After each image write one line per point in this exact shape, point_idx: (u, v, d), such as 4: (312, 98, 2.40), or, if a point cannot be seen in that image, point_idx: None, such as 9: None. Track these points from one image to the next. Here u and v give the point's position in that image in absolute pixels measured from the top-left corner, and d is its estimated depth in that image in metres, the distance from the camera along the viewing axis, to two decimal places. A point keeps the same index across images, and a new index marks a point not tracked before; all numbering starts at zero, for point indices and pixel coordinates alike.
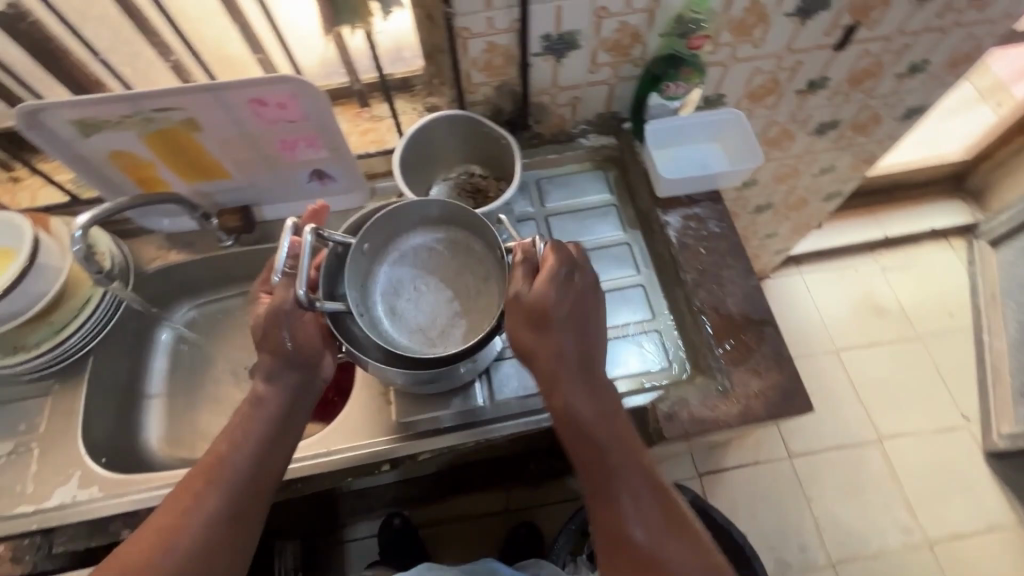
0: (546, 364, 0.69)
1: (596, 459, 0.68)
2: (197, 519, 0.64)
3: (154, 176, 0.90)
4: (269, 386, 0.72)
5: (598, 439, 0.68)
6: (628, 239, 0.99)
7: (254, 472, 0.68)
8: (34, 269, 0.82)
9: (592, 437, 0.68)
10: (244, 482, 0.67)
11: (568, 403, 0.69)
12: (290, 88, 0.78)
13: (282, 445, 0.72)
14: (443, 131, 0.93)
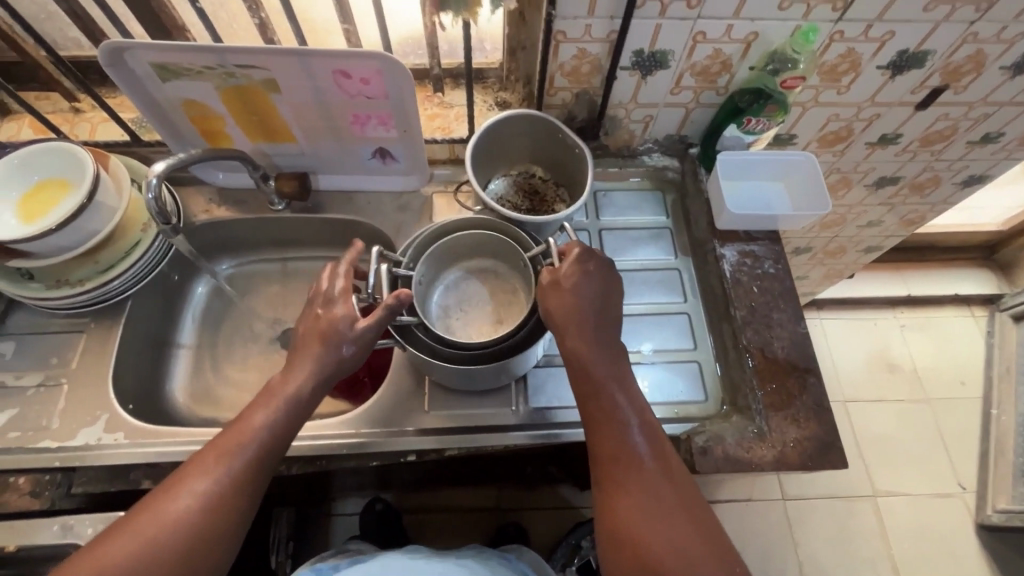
0: (573, 329, 0.71)
1: (610, 441, 0.67)
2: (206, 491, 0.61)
3: (219, 129, 0.89)
4: (296, 374, 0.69)
5: (616, 420, 0.68)
6: (679, 265, 0.98)
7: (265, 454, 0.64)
8: (92, 207, 0.81)
9: (610, 410, 0.68)
10: (258, 455, 0.64)
11: (588, 376, 0.70)
12: (376, 64, 0.77)
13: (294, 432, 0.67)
14: (519, 130, 0.91)
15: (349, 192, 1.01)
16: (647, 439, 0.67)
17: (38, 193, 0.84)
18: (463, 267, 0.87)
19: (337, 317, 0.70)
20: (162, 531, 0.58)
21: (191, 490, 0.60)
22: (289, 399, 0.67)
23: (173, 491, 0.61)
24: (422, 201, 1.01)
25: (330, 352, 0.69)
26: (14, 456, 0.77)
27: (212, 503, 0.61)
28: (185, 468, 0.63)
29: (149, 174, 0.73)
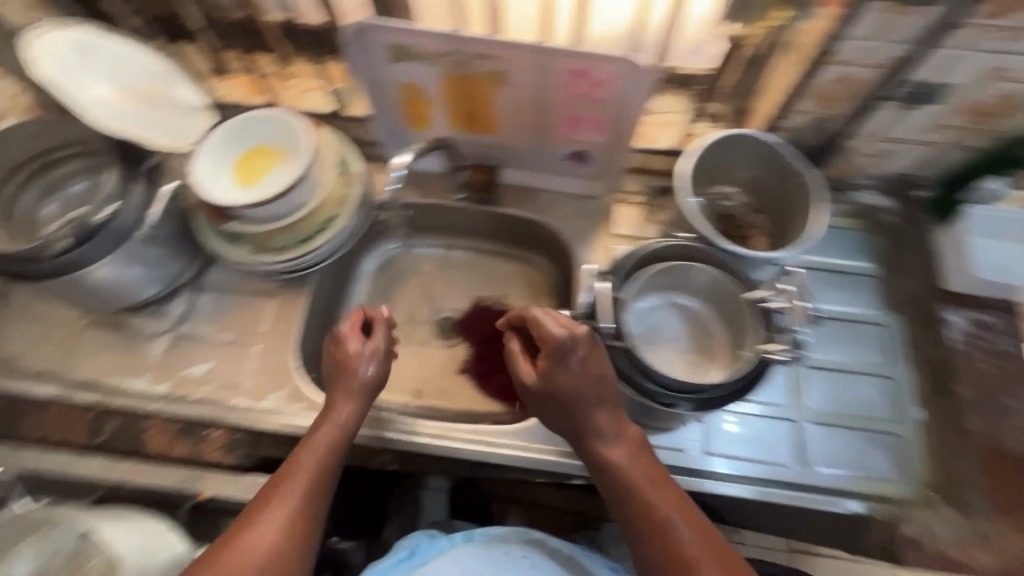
0: (575, 410, 0.66)
1: (671, 549, 0.60)
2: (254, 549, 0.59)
3: (425, 115, 0.87)
4: (331, 419, 0.70)
5: (667, 534, 0.60)
6: (885, 322, 0.88)
7: (311, 500, 0.64)
8: (303, 180, 0.82)
9: (654, 512, 0.62)
10: (303, 496, 0.64)
11: (627, 485, 0.64)
12: (619, 67, 0.72)
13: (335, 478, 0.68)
14: (749, 149, 0.83)
15: (531, 189, 0.97)
16: (708, 549, 0.59)
17: (248, 161, 0.85)
18: (672, 295, 0.80)
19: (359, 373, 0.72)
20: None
21: (270, 523, 0.61)
22: (330, 451, 0.68)
23: (245, 529, 0.61)
24: (605, 209, 0.95)
25: (366, 382, 0.72)
26: (210, 408, 0.81)
27: (287, 538, 0.61)
28: (250, 509, 0.63)
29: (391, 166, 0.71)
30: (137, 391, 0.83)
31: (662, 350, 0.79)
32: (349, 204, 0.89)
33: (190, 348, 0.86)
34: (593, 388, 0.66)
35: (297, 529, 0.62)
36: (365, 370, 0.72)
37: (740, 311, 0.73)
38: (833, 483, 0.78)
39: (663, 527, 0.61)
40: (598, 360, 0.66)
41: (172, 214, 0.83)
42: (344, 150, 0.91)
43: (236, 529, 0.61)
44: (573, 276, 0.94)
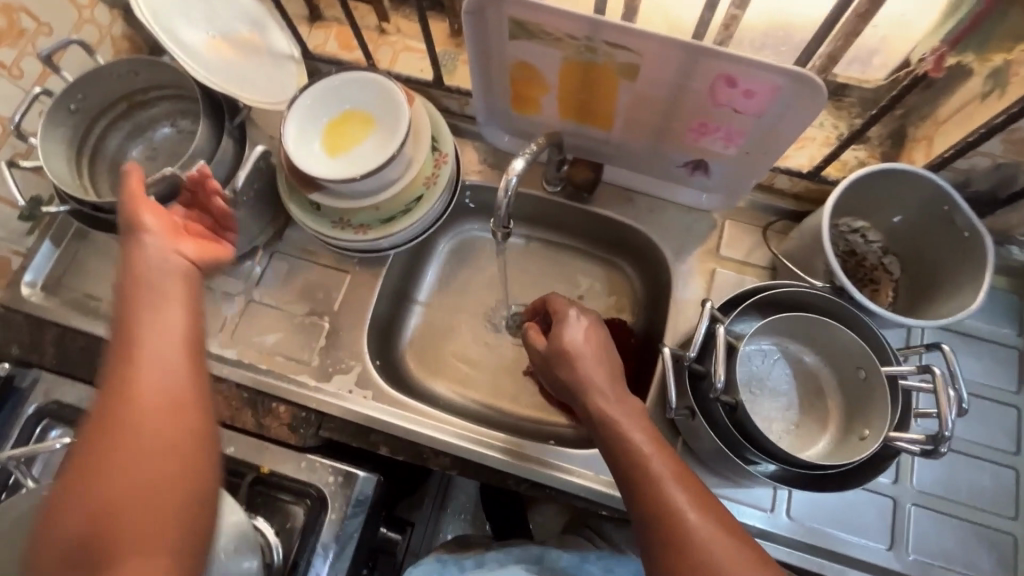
0: (576, 372, 0.65)
1: (669, 515, 0.55)
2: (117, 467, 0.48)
3: (533, 97, 0.78)
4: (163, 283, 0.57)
5: (666, 494, 0.56)
6: (1020, 403, 0.77)
7: (164, 394, 0.52)
8: (396, 157, 0.76)
9: (655, 475, 0.57)
10: (151, 392, 0.51)
11: (624, 438, 0.60)
12: (779, 81, 0.60)
13: (196, 368, 0.54)
14: (904, 187, 0.71)
15: (631, 191, 0.87)
16: (706, 506, 0.56)
17: (340, 126, 0.79)
18: (781, 342, 0.73)
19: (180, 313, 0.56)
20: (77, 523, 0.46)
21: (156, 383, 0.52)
22: (164, 330, 0.54)
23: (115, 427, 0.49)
24: (712, 225, 0.85)
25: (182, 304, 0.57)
26: (278, 381, 0.80)
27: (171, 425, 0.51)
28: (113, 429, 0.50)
29: (506, 171, 0.63)
30: (209, 352, 0.82)
31: (761, 400, 0.72)
32: (438, 186, 0.83)
33: (261, 315, 0.84)
34: (585, 351, 0.66)
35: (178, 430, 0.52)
36: (148, 227, 0.59)
37: (865, 383, 0.66)
38: (929, 574, 0.70)
39: (662, 491, 0.56)
40: (594, 338, 0.68)
41: (257, 177, 0.79)
42: (438, 127, 0.84)
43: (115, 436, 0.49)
44: (664, 295, 0.86)
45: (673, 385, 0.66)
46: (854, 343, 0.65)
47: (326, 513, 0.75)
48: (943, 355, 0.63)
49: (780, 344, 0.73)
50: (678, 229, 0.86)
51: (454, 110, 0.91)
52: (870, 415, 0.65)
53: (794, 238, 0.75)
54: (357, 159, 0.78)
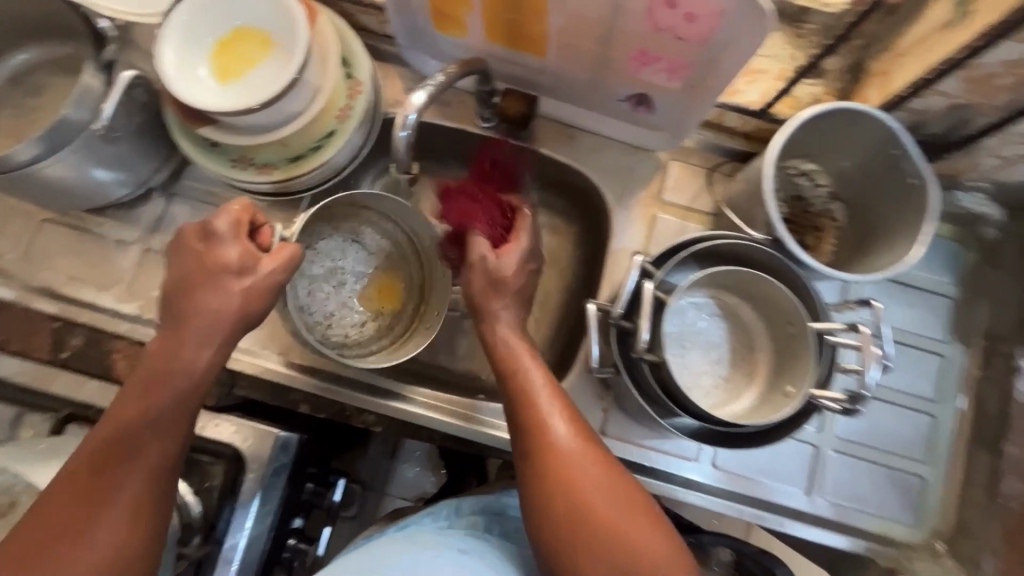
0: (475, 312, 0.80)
1: (529, 405, 0.60)
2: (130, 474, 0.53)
3: (455, 14, 0.67)
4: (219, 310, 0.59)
5: (541, 433, 0.58)
6: (945, 352, 0.77)
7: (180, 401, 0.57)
8: (297, 85, 0.65)
9: (522, 370, 0.62)
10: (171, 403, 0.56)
11: (507, 364, 0.63)
12: (724, 1, 0.52)
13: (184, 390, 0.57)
14: (850, 125, 0.65)
15: (571, 127, 0.79)
16: (578, 426, 0.59)
17: (230, 46, 0.68)
18: (716, 295, 0.71)
19: (244, 278, 0.59)
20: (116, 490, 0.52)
21: (110, 509, 0.51)
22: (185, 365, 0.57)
23: (63, 520, 0.50)
24: (657, 166, 0.79)
25: (231, 305, 0.58)
26: None
27: (133, 518, 0.52)
28: (77, 475, 0.52)
29: (406, 107, 0.55)
30: (106, 308, 0.75)
31: (692, 355, 0.70)
32: (352, 121, 0.73)
33: (162, 266, 0.76)
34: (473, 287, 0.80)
35: (155, 494, 0.53)
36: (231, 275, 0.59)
37: (794, 339, 0.64)
38: (840, 514, 0.73)
39: (526, 390, 0.61)
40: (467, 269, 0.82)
41: (136, 108, 0.68)
42: (350, 49, 0.73)
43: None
44: (603, 242, 0.81)
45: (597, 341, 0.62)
46: (787, 299, 0.62)
47: (246, 471, 0.69)
48: (873, 312, 0.62)
49: (713, 297, 0.71)
50: (620, 169, 0.79)
51: (373, 28, 0.80)
52: (794, 370, 0.64)
53: (738, 183, 0.70)
54: (251, 86, 0.67)
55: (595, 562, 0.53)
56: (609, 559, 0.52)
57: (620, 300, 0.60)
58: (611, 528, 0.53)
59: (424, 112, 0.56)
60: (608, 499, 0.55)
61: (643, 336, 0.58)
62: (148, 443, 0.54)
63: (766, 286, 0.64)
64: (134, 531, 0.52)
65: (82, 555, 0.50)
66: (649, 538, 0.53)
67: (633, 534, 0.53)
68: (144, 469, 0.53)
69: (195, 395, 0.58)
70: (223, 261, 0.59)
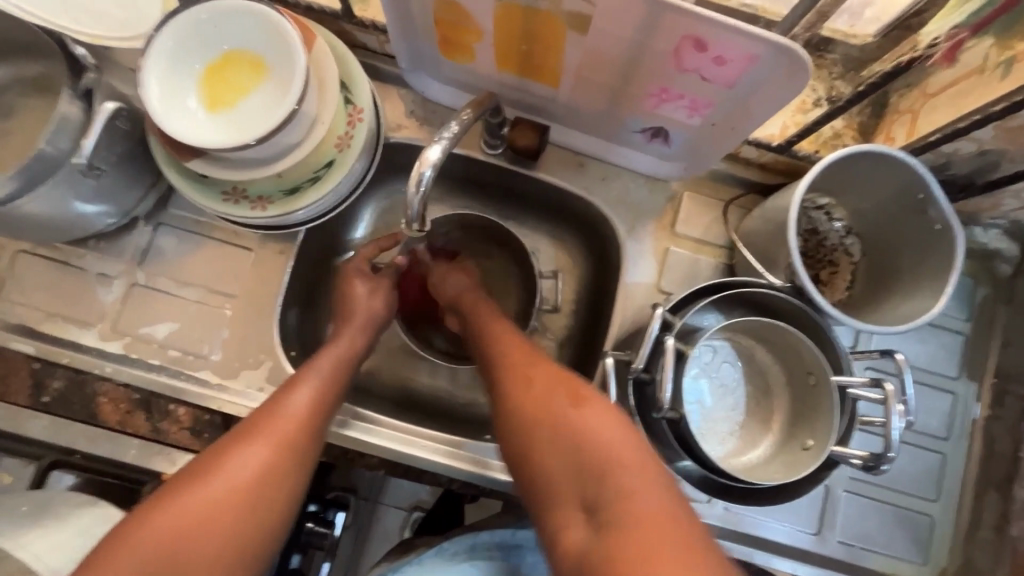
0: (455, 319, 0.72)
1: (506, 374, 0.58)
2: (239, 468, 0.52)
3: (464, 42, 0.63)
4: (354, 342, 0.67)
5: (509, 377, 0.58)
6: (958, 390, 0.76)
7: (309, 414, 0.58)
8: (295, 117, 0.61)
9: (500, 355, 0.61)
10: (303, 416, 0.57)
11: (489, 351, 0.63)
12: (759, 50, 0.49)
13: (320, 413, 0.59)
14: (873, 168, 0.63)
15: (582, 156, 0.76)
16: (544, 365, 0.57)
17: (220, 72, 0.63)
18: (731, 337, 0.69)
19: (368, 300, 0.70)
20: (222, 485, 0.50)
21: (245, 458, 0.52)
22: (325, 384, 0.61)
23: (210, 467, 0.51)
24: (670, 197, 0.76)
25: (364, 311, 0.69)
26: (175, 381, 0.70)
27: (272, 464, 0.53)
28: (233, 434, 0.55)
29: (421, 163, 0.52)
30: (88, 347, 0.70)
31: (706, 399, 0.68)
32: (353, 150, 0.68)
33: (148, 301, 0.72)
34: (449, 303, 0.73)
35: (288, 457, 0.55)
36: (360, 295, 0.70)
37: (815, 390, 0.62)
38: (850, 555, 0.73)
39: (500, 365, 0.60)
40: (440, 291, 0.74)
41: (117, 137, 0.63)
42: (350, 72, 0.68)
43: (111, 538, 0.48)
44: (612, 275, 0.78)
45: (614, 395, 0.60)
46: (809, 350, 0.61)
47: None
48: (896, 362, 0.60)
49: (728, 339, 0.69)
50: (633, 200, 0.76)
51: (373, 48, 0.75)
52: (813, 419, 0.62)
53: (757, 223, 0.68)
54: (244, 117, 0.62)
55: (570, 472, 0.49)
56: (577, 465, 0.49)
57: (641, 353, 0.57)
58: (608, 469, 0.47)
59: (439, 166, 0.53)
60: (575, 416, 0.51)
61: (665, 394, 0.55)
62: (287, 421, 0.56)
63: (784, 333, 0.62)
64: (269, 484, 0.52)
65: (191, 505, 0.49)
66: (607, 431, 0.49)
67: (598, 442, 0.49)
68: (282, 433, 0.55)
69: (335, 388, 0.62)
70: (352, 285, 0.71)
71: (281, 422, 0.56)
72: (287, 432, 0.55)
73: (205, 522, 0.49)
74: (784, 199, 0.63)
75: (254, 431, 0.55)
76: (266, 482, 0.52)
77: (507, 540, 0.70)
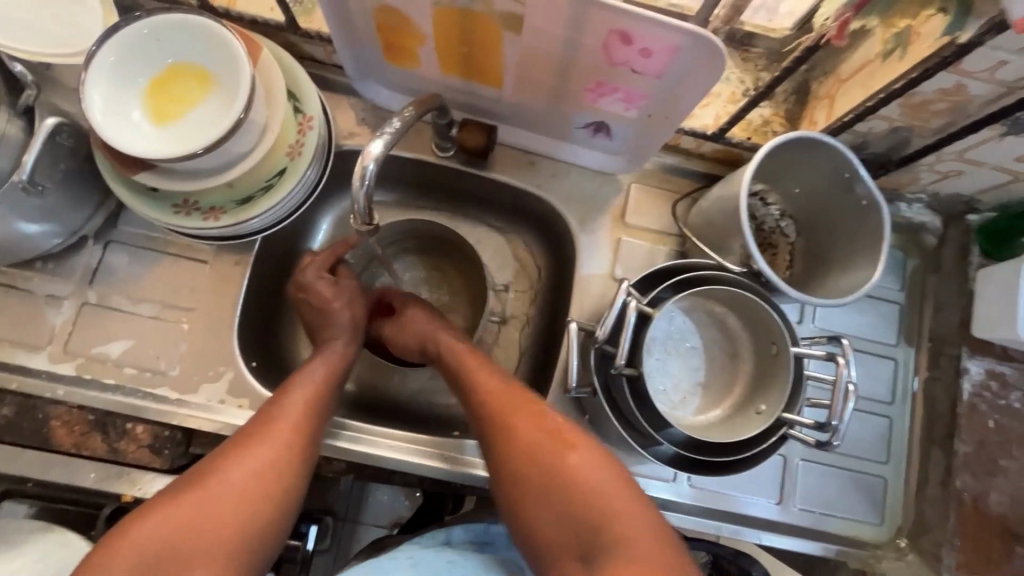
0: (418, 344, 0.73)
1: (512, 399, 0.62)
2: (233, 471, 0.56)
3: (407, 47, 0.66)
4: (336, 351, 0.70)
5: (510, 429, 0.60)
6: (898, 356, 0.80)
7: (298, 421, 0.61)
8: (243, 126, 0.62)
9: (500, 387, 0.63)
10: (294, 420, 0.61)
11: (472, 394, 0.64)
12: (677, 39, 0.53)
13: (314, 421, 0.63)
14: (811, 154, 0.67)
15: (531, 154, 0.79)
16: (548, 416, 0.60)
17: (165, 85, 0.63)
18: (691, 312, 0.72)
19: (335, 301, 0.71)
20: (217, 491, 0.55)
21: (235, 468, 0.57)
22: (314, 391, 0.64)
23: (207, 474, 0.56)
24: (618, 190, 0.79)
25: (340, 318, 0.71)
26: (133, 399, 0.69)
27: (264, 475, 0.57)
28: (225, 447, 0.59)
29: (365, 157, 0.54)
30: (38, 371, 0.68)
31: (670, 370, 0.71)
32: (304, 157, 0.69)
33: (101, 320, 0.71)
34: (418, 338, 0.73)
35: (286, 470, 0.59)
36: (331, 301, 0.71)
37: (775, 360, 0.65)
38: (812, 522, 0.75)
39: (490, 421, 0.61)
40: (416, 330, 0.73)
41: (62, 154, 0.63)
42: (298, 83, 0.70)
43: (112, 536, 0.52)
44: (568, 268, 0.80)
45: (577, 362, 0.63)
46: (773, 321, 0.64)
47: None
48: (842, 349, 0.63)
49: (688, 312, 0.72)
50: (584, 194, 0.79)
51: (321, 58, 0.76)
52: (767, 386, 0.66)
53: (703, 210, 0.71)
54: (190, 128, 0.63)
55: (565, 524, 0.55)
56: (584, 518, 0.55)
57: (605, 325, 0.59)
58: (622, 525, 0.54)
59: (384, 160, 0.55)
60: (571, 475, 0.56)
61: (625, 348, 0.59)
62: (279, 431, 0.60)
63: (742, 300, 0.66)
64: (263, 487, 0.57)
65: (185, 505, 0.54)
66: (615, 484, 0.56)
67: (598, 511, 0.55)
68: (277, 440, 0.59)
69: (327, 395, 0.65)
70: (339, 311, 0.71)
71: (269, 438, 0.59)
72: (280, 444, 0.59)
73: (198, 528, 0.53)
74: (731, 184, 0.66)
75: (248, 437, 0.59)
76: (263, 488, 0.57)
77: (476, 534, 0.69)
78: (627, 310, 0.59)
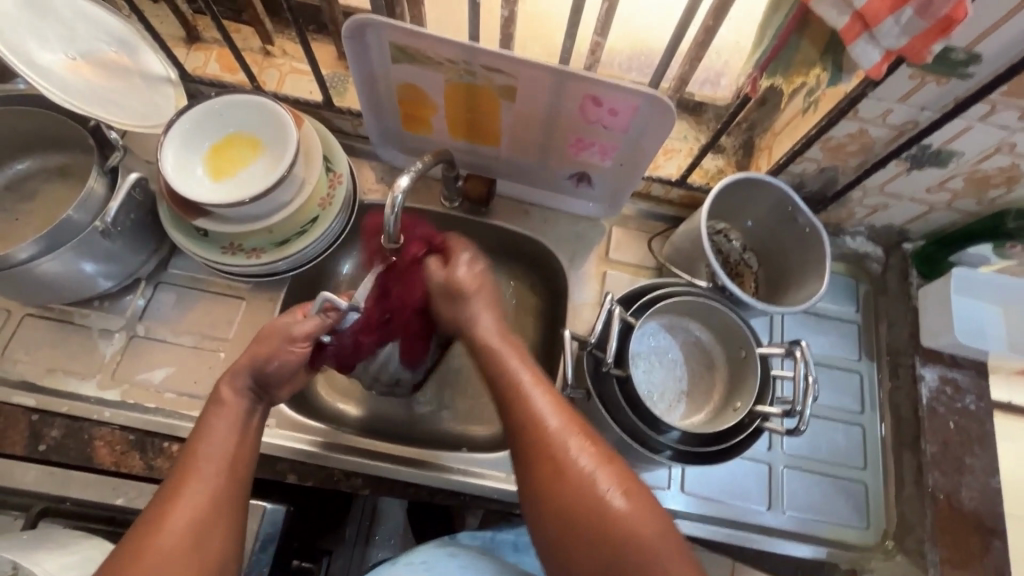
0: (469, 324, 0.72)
1: (533, 431, 0.59)
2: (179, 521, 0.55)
3: (422, 117, 0.81)
4: (240, 389, 0.64)
5: (558, 458, 0.57)
6: (862, 369, 0.88)
7: (227, 454, 0.60)
8: (286, 179, 0.75)
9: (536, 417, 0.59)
10: (227, 457, 0.60)
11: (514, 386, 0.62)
12: (636, 98, 0.68)
13: (240, 449, 0.61)
14: (758, 191, 0.81)
15: (526, 204, 0.92)
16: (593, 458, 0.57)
17: (223, 150, 0.77)
18: (669, 328, 0.81)
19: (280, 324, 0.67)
20: (168, 547, 0.54)
21: (177, 518, 0.55)
22: (231, 425, 0.62)
23: (152, 532, 0.54)
24: (602, 232, 0.92)
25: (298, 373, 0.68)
26: (170, 420, 0.76)
27: (206, 517, 0.56)
28: (160, 503, 0.57)
29: (395, 189, 0.66)
30: (87, 396, 0.76)
31: (655, 379, 0.79)
32: (334, 207, 0.82)
33: (147, 351, 0.79)
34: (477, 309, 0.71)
35: (224, 510, 0.58)
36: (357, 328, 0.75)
37: (745, 362, 0.74)
38: (803, 526, 0.80)
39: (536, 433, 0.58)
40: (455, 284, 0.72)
41: (134, 206, 0.75)
42: (330, 147, 0.84)
43: None
44: (561, 300, 0.91)
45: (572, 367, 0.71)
46: (740, 329, 0.74)
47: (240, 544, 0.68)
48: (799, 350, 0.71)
49: (667, 329, 0.81)
50: (569, 233, 0.91)
51: (348, 130, 0.92)
52: (743, 387, 0.74)
53: (673, 242, 0.83)
54: (243, 182, 0.76)
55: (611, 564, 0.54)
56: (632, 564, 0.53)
57: (594, 331, 0.69)
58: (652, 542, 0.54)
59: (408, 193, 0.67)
60: (608, 494, 0.55)
61: (612, 349, 0.68)
62: (204, 475, 0.58)
63: (712, 312, 0.76)
64: (208, 528, 0.56)
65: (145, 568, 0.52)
66: (643, 521, 0.54)
67: (626, 522, 0.54)
68: (203, 478, 0.58)
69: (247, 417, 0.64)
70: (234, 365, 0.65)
71: (201, 494, 0.57)
72: (222, 478, 0.59)
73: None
74: (694, 216, 0.78)
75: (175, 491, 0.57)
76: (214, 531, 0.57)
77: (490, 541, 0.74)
78: (611, 318, 0.69)
